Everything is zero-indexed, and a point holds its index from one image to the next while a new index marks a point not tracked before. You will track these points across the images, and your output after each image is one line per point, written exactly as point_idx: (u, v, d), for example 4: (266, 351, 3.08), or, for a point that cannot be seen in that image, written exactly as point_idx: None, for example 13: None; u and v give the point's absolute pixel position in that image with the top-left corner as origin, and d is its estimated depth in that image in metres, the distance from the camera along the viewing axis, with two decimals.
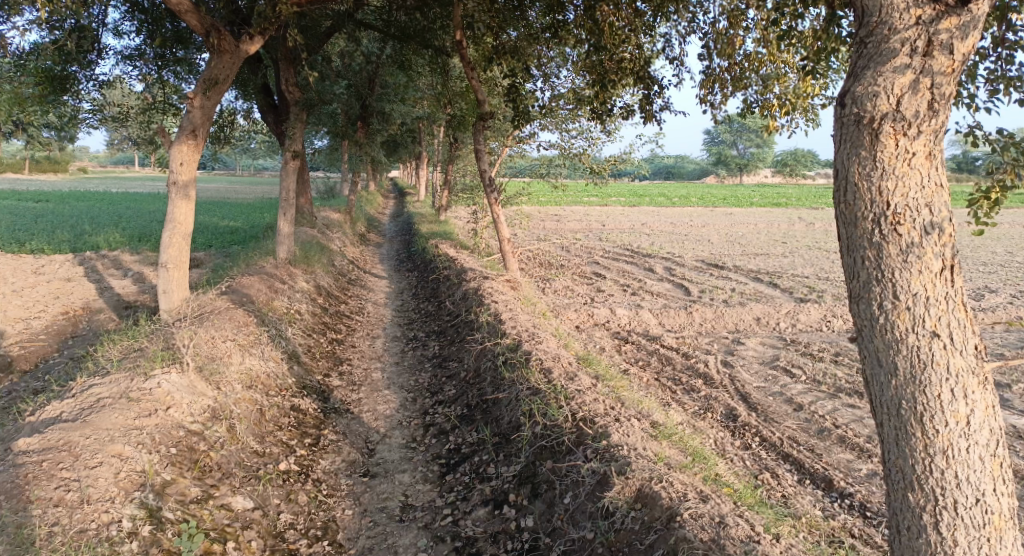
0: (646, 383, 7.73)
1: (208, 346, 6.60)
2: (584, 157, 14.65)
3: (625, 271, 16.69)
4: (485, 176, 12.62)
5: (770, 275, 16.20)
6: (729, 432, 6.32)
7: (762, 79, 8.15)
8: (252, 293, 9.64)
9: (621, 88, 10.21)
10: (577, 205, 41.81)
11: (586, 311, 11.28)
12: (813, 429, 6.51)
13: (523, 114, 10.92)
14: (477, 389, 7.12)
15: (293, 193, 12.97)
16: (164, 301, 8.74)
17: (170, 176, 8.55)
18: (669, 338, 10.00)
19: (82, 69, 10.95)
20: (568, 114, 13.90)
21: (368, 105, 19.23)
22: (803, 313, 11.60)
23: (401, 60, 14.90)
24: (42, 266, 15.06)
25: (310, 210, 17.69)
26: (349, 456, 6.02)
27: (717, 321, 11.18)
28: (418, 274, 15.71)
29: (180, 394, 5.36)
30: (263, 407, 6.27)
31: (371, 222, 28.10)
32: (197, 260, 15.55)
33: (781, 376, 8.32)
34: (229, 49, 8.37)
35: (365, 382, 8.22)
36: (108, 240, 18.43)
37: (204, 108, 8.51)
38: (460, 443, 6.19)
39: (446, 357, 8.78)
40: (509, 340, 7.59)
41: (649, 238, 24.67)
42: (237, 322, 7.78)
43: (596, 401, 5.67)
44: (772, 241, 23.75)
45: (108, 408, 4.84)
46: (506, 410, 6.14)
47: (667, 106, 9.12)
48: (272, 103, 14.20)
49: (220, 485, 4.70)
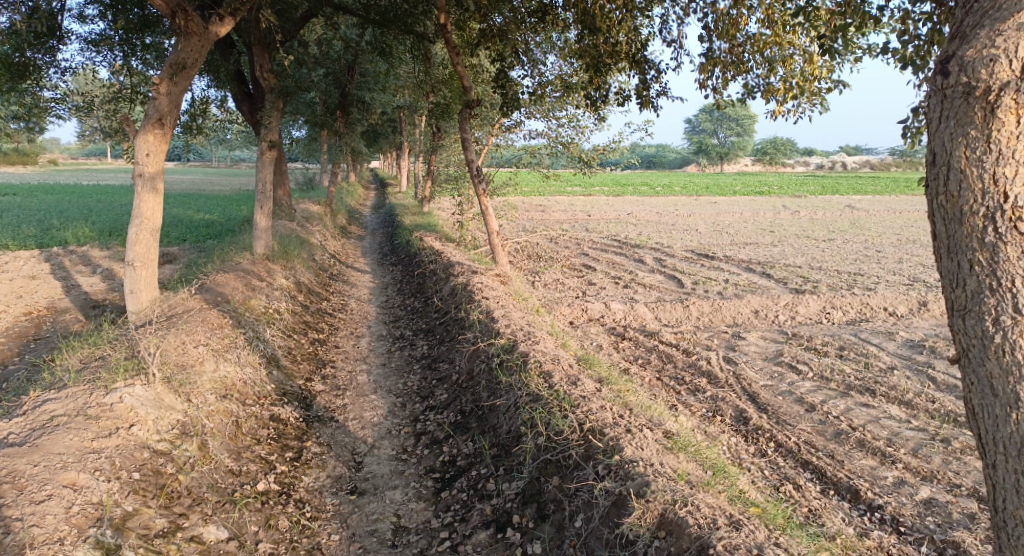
0: (649, 383, 7.34)
1: (177, 353, 6.04)
2: (572, 146, 14.17)
3: (615, 263, 16.29)
4: (472, 166, 12.07)
5: (763, 265, 15.89)
6: (742, 436, 5.96)
7: (766, 61, 7.74)
8: (227, 292, 9.07)
9: (615, 73, 9.73)
10: (561, 195, 41.24)
11: (579, 305, 10.85)
12: (830, 432, 6.17)
13: (513, 102, 10.40)
14: (471, 393, 6.68)
15: (271, 184, 12.36)
16: (131, 301, 8.16)
17: (135, 168, 7.93)
18: (667, 333, 9.60)
19: (43, 55, 10.24)
20: (556, 102, 13.40)
21: (348, 93, 18.58)
22: (802, 304, 11.27)
23: (381, 46, 14.28)
24: (5, 263, 14.27)
25: (289, 203, 17.04)
26: (334, 471, 5.56)
27: (715, 315, 10.81)
28: (403, 268, 15.18)
29: (145, 410, 4.83)
30: (239, 419, 5.75)
31: (352, 214, 27.36)
32: (171, 256, 14.88)
33: (788, 372, 7.98)
34: (198, 31, 7.77)
35: (350, 386, 7.72)
36: (76, 236, 17.60)
37: (172, 94, 7.88)
38: (455, 455, 5.74)
39: (436, 357, 8.30)
40: (504, 340, 7.13)
41: (636, 228, 24.29)
42: (211, 324, 7.22)
43: (602, 408, 5.26)
44: (760, 230, 23.50)
45: (62, 428, 4.28)
46: (505, 418, 5.71)
47: (665, 91, 8.69)
48: (247, 92, 13.53)
49: (189, 514, 4.21)
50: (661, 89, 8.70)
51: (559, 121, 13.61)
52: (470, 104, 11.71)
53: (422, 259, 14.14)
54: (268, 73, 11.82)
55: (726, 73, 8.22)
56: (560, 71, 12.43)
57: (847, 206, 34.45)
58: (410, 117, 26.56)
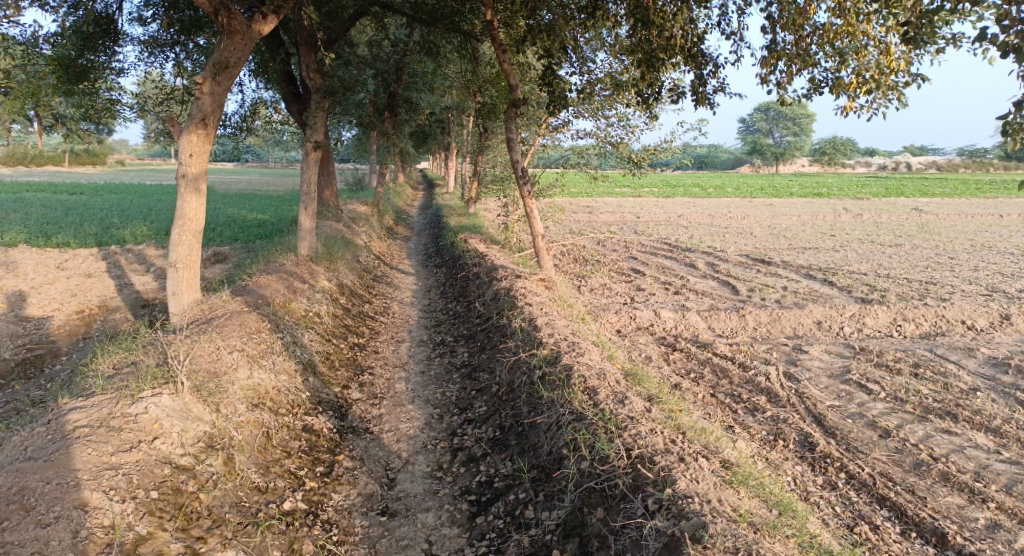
0: (702, 401, 6.83)
1: (209, 360, 5.87)
2: (621, 146, 13.65)
3: (666, 268, 15.66)
4: (517, 167, 11.70)
5: (824, 272, 15.02)
6: (808, 465, 5.42)
7: (837, 53, 7.13)
8: (268, 294, 8.95)
9: (668, 68, 9.22)
10: (609, 196, 40.53)
11: (628, 313, 10.35)
12: (908, 463, 5.55)
13: (561, 101, 9.97)
14: (511, 407, 6.32)
15: (315, 185, 12.28)
16: (173, 303, 8.11)
17: (179, 169, 7.87)
18: (721, 345, 9.02)
19: (98, 57, 10.39)
20: (606, 100, 12.93)
21: (395, 94, 18.47)
22: (870, 316, 10.48)
23: (428, 45, 14.05)
24: (65, 261, 14.66)
25: (336, 204, 17.04)
26: (366, 488, 5.27)
27: (773, 326, 10.14)
28: (447, 271, 14.95)
29: (170, 421, 4.65)
30: (271, 430, 5.53)
31: (399, 215, 27.42)
32: (220, 255, 15.04)
33: (856, 392, 7.33)
34: (241, 29, 7.61)
35: (387, 395, 7.45)
36: (134, 234, 18.04)
37: (215, 94, 7.77)
38: (493, 475, 5.39)
39: (476, 366, 7.98)
40: (546, 351, 6.74)
41: (687, 231, 23.53)
42: (248, 328, 7.05)
43: (653, 432, 4.80)
44: (821, 234, 22.40)
45: (82, 440, 4.16)
46: (546, 438, 5.33)
47: (722, 87, 8.15)
48: (296, 92, 13.54)
49: (208, 538, 4.02)
50: (718, 85, 8.17)
51: (608, 120, 13.12)
52: (516, 103, 11.36)
53: (466, 262, 13.87)
54: (314, 73, 11.72)
55: (791, 67, 7.62)
56: (610, 68, 11.95)
57: (912, 210, 32.80)
58: (457, 117, 26.42)
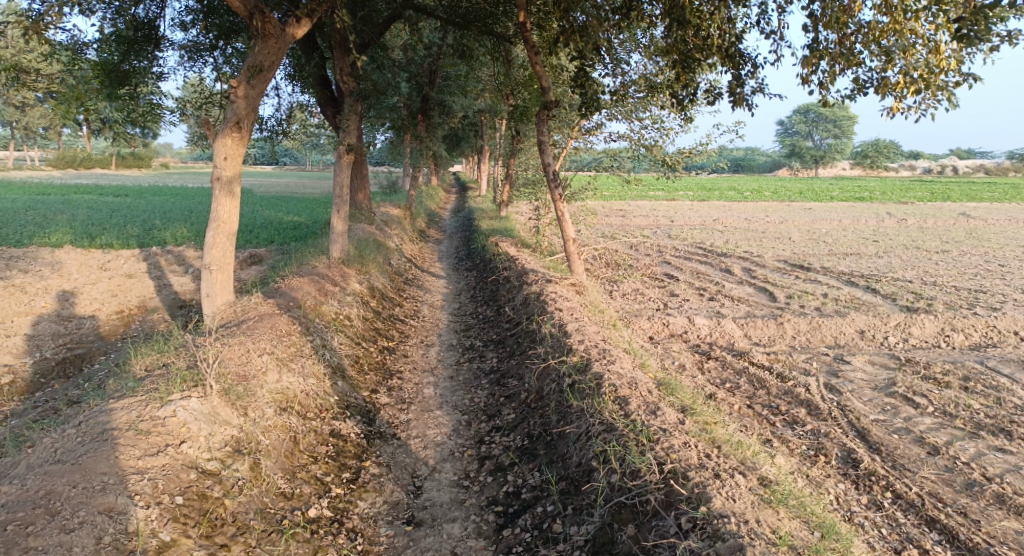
0: (738, 412, 6.60)
1: (238, 363, 5.89)
2: (656, 149, 13.42)
3: (700, 273, 15.36)
4: (549, 170, 11.56)
5: (867, 279, 14.53)
6: (851, 483, 5.16)
7: (883, 52, 6.84)
8: (300, 297, 8.98)
9: (705, 69, 9.00)
10: (643, 199, 40.15)
11: (661, 319, 10.12)
12: (960, 482, 5.25)
13: (594, 103, 9.83)
14: (540, 416, 6.19)
15: (348, 189, 12.34)
16: (207, 304, 8.19)
17: (214, 171, 7.93)
18: (758, 354, 8.74)
19: (140, 62, 10.61)
20: (639, 102, 12.73)
21: (429, 97, 18.52)
22: (916, 326, 10.07)
23: (461, 48, 14.03)
24: (108, 261, 15.03)
25: (368, 206, 17.14)
26: (392, 496, 5.20)
27: (813, 334, 9.81)
28: (477, 274, 14.90)
29: (198, 425, 4.66)
30: (298, 434, 5.51)
31: (431, 217, 27.53)
32: (256, 257, 15.25)
33: (902, 406, 7.00)
34: (275, 33, 7.64)
35: (415, 400, 7.39)
36: (174, 236, 18.44)
37: (249, 98, 7.81)
38: (520, 485, 5.27)
39: (504, 372, 7.87)
40: (576, 358, 6.59)
41: (723, 235, 23.07)
42: (279, 331, 7.06)
43: (686, 446, 4.62)
44: (862, 240, 21.75)
45: (110, 444, 4.20)
46: (575, 449, 5.20)
47: (762, 88, 7.92)
48: (331, 96, 13.65)
49: (232, 546, 4.02)
50: (757, 86, 7.94)
51: (643, 122, 12.91)
52: (549, 106, 11.24)
53: (496, 265, 13.81)
54: (348, 76, 11.76)
55: (834, 67, 7.37)
56: (644, 70, 11.75)
57: (960, 214, 31.70)
58: (490, 120, 26.41)
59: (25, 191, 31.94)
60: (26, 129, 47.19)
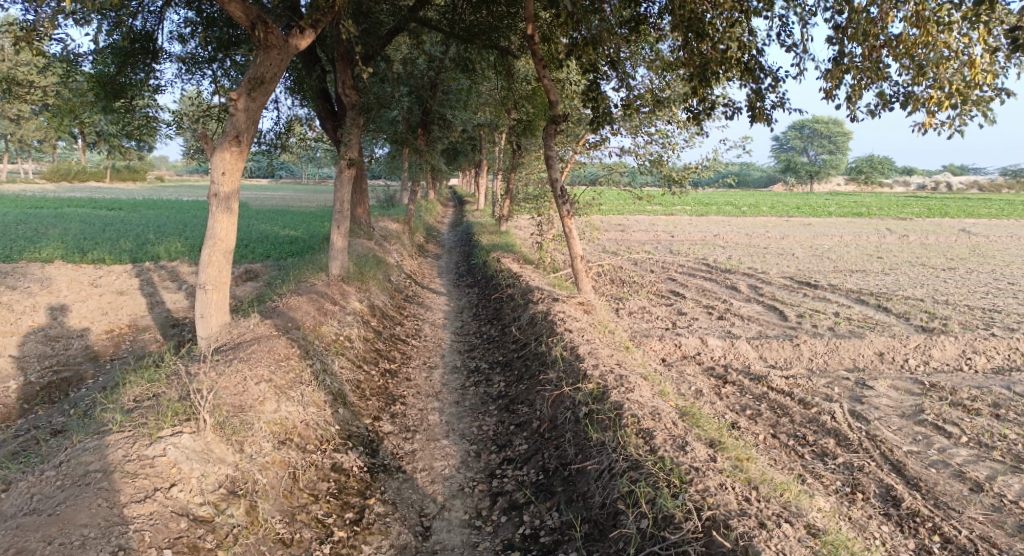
0: (764, 443, 6.27)
1: (235, 393, 5.51)
2: (662, 164, 13.12)
3: (706, 290, 15.03)
4: (556, 186, 11.23)
5: (877, 297, 14.25)
6: (895, 525, 4.94)
7: (914, 65, 6.59)
8: (298, 317, 8.59)
9: (720, 83, 8.72)
10: (641, 214, 39.99)
11: (672, 340, 9.76)
12: (1012, 525, 4.99)
13: (605, 118, 9.53)
14: (555, 448, 5.80)
15: (348, 204, 11.98)
16: (201, 326, 7.79)
17: (211, 187, 7.59)
18: (776, 378, 8.36)
19: (134, 75, 10.27)
20: (646, 116, 12.48)
21: (429, 111, 18.22)
22: (937, 347, 9.74)
23: (464, 61, 13.75)
24: (99, 277, 14.62)
25: (367, 221, 16.79)
26: (399, 539, 4.82)
27: (831, 356, 9.45)
28: (479, 291, 14.56)
29: (190, 465, 4.28)
30: (297, 471, 5.12)
31: (429, 231, 27.20)
32: (252, 273, 14.86)
33: (934, 435, 6.68)
34: (277, 44, 7.32)
35: (420, 428, 6.99)
36: (168, 250, 18.03)
37: (249, 111, 7.49)
38: (537, 528, 4.92)
39: (513, 398, 7.48)
40: (592, 385, 6.20)
41: (725, 250, 22.80)
42: (277, 355, 6.66)
43: (722, 488, 4.32)
44: (866, 256, 21.49)
45: (93, 489, 3.83)
46: (597, 488, 4.84)
47: (782, 102, 7.68)
48: (331, 109, 13.35)
49: None
50: (778, 100, 7.68)
51: (649, 137, 12.63)
52: (556, 120, 10.94)
53: (499, 282, 13.46)
54: (350, 90, 11.42)
55: (860, 80, 7.14)
56: (651, 84, 11.48)
57: (959, 230, 31.59)
58: (489, 134, 26.12)
59: (16, 203, 31.48)
60: (20, 141, 46.85)
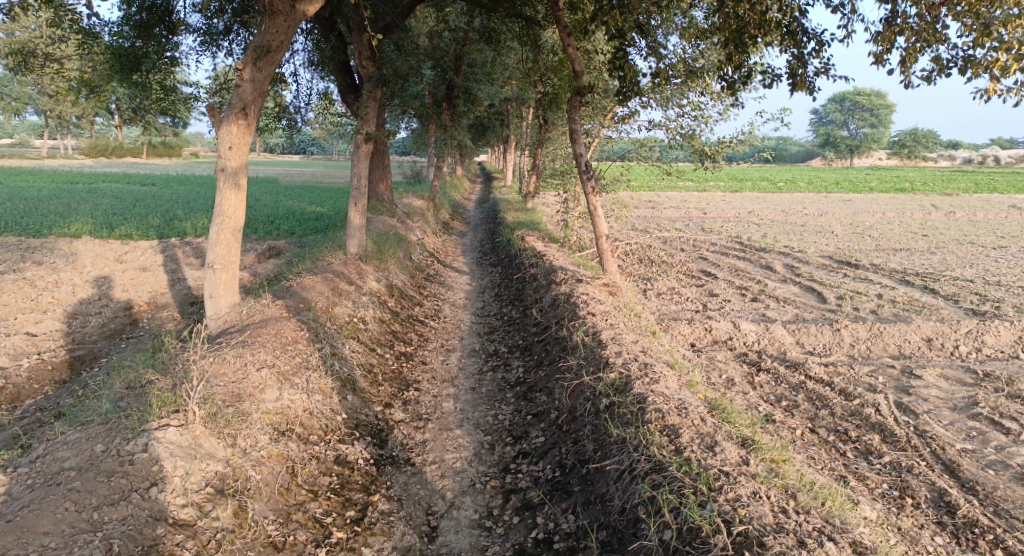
0: (802, 439, 5.78)
1: (235, 381, 5.23)
2: (694, 138, 12.39)
3: (740, 270, 14.35)
4: (580, 160, 10.64)
5: (923, 278, 13.43)
6: (950, 537, 4.47)
7: (980, 24, 5.89)
8: (311, 298, 8.28)
9: (757, 48, 8.05)
10: (672, 191, 38.94)
11: (703, 324, 9.21)
12: None
13: (633, 88, 8.94)
14: (573, 442, 5.39)
15: (366, 179, 11.58)
16: (210, 306, 7.53)
17: (218, 162, 7.25)
18: (815, 365, 7.79)
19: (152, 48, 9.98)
20: (677, 87, 11.79)
21: (453, 84, 17.66)
22: (990, 333, 9.02)
23: (487, 30, 13.15)
24: (124, 253, 14.55)
25: (390, 198, 16.44)
26: (402, 541, 4.50)
27: (874, 342, 8.82)
28: (502, 270, 14.14)
29: (172, 463, 4.07)
30: (296, 465, 4.83)
31: (454, 209, 26.75)
32: (273, 250, 14.65)
33: (990, 431, 6.11)
34: (283, 9, 6.87)
35: (433, 416, 6.65)
36: (194, 227, 17.93)
37: (256, 81, 7.08)
38: (552, 531, 4.55)
39: (532, 386, 7.07)
40: (614, 375, 5.76)
41: (760, 228, 21.92)
42: (283, 338, 6.34)
43: (756, 497, 3.90)
44: (911, 234, 20.42)
45: (62, 491, 3.71)
46: (616, 490, 4.44)
47: (827, 68, 7.02)
48: (352, 83, 13.00)
49: None
50: (822, 66, 7.03)
51: (681, 109, 11.94)
52: (581, 91, 10.33)
53: (522, 261, 13.02)
54: (367, 60, 10.96)
55: (914, 43, 6.46)
56: (683, 51, 10.77)
57: (1009, 207, 30.02)
58: (516, 108, 25.47)
59: (54, 180, 31.72)
60: (60, 118, 47.50)
